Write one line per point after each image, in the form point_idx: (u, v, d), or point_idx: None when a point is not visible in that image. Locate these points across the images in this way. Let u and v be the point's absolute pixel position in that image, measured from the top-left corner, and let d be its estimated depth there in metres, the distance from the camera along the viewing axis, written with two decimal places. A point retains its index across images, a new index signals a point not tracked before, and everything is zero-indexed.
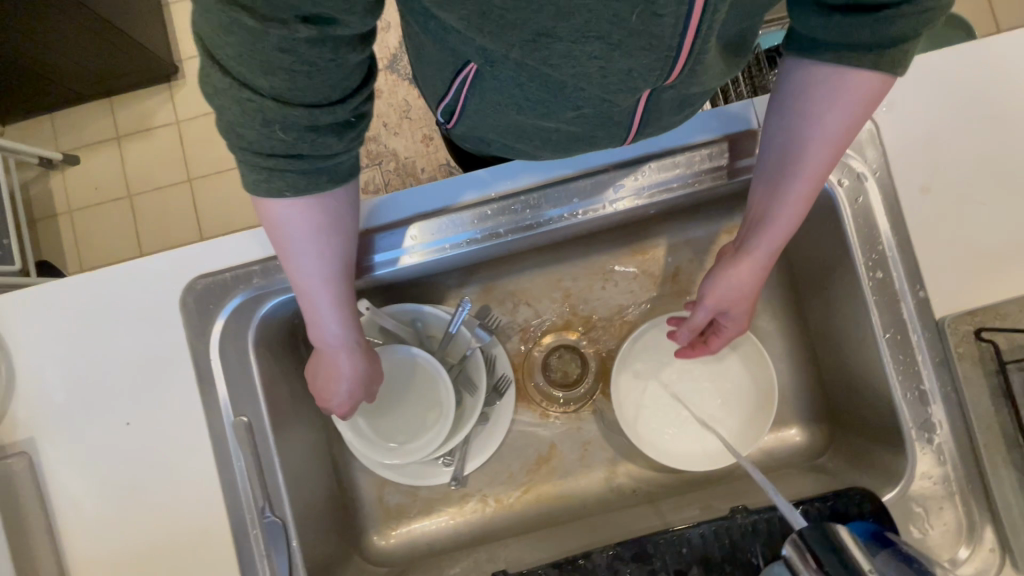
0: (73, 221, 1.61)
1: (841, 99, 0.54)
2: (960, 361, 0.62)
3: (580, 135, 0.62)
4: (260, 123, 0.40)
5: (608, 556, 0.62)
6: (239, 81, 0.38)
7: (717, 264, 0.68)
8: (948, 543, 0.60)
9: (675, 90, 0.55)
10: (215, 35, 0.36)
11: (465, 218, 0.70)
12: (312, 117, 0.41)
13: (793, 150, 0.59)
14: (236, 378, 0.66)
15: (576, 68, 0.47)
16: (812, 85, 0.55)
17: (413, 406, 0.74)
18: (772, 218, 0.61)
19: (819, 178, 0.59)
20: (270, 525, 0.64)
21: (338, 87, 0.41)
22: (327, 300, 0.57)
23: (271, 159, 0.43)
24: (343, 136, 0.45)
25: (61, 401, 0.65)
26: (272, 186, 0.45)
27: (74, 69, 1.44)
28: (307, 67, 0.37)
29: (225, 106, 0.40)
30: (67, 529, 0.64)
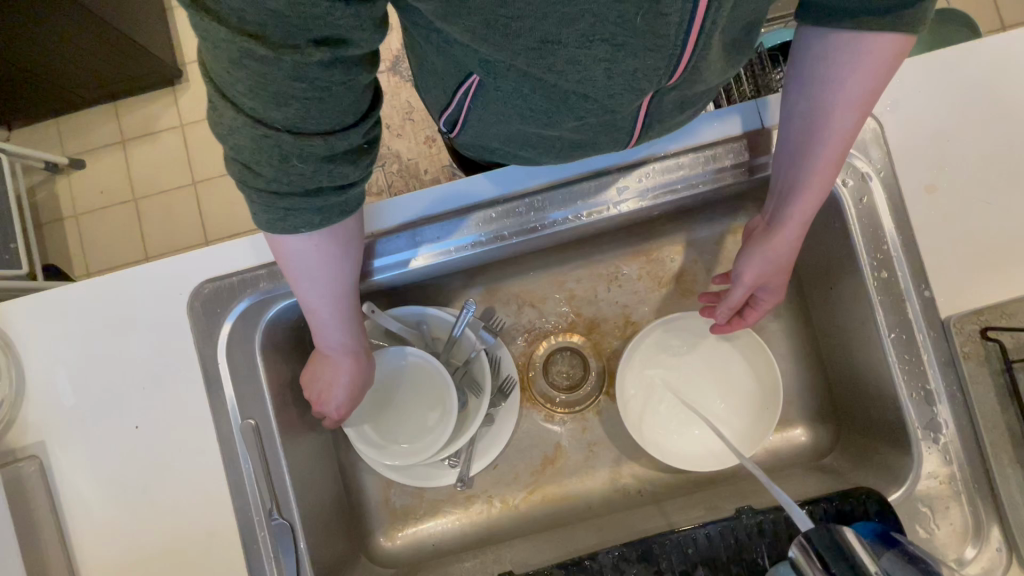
0: (79, 225, 1.62)
1: (860, 64, 0.54)
2: (966, 361, 0.62)
3: (584, 141, 0.62)
4: (277, 157, 0.41)
5: (614, 557, 0.62)
6: (252, 118, 0.39)
7: (750, 241, 0.68)
8: (955, 542, 0.60)
9: (674, 92, 0.55)
10: (227, 74, 0.36)
11: (470, 220, 0.70)
12: (328, 146, 0.42)
13: (815, 120, 0.59)
14: (243, 382, 0.66)
15: (583, 75, 0.47)
16: (829, 52, 0.55)
17: (420, 409, 0.74)
18: (802, 191, 0.62)
19: (846, 143, 0.59)
20: (279, 527, 0.64)
21: (349, 111, 0.41)
22: (332, 312, 0.58)
23: (288, 195, 0.44)
24: (358, 163, 0.45)
25: (71, 405, 0.66)
26: (287, 221, 0.46)
27: (80, 73, 1.45)
28: (320, 93, 0.38)
29: (240, 143, 0.41)
30: (78, 531, 0.65)
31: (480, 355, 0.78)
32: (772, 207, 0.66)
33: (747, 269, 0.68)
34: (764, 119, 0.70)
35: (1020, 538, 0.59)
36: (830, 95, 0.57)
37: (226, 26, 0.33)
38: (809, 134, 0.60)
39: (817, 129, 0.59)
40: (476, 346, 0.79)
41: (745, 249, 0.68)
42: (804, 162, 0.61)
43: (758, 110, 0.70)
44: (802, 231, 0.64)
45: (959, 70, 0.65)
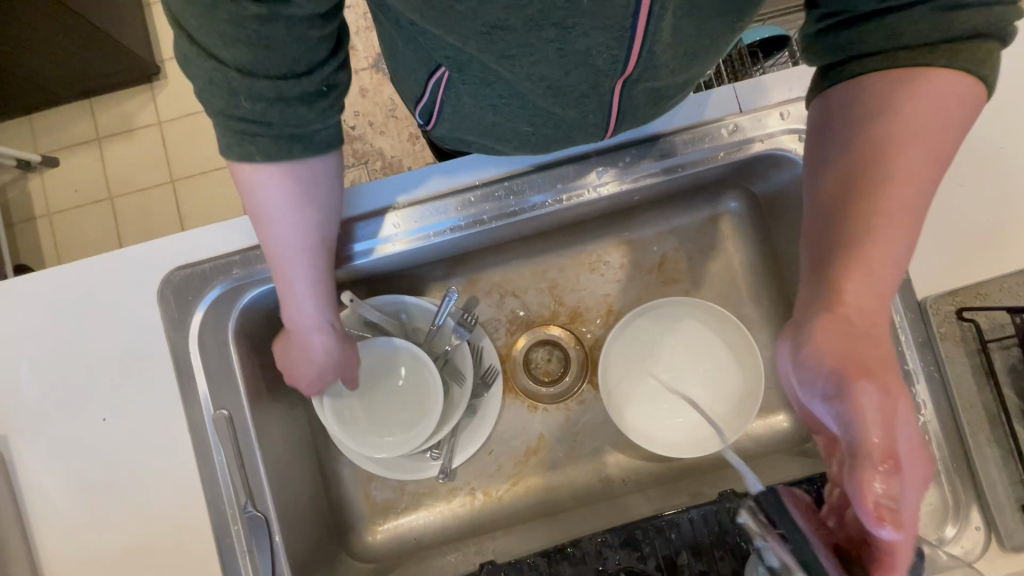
0: (53, 224, 1.58)
1: (917, 97, 0.45)
2: (943, 341, 0.63)
3: (556, 133, 0.63)
4: (227, 94, 0.42)
5: (597, 543, 0.61)
6: (203, 50, 0.40)
7: (839, 315, 0.44)
8: (934, 522, 0.61)
9: (638, 86, 0.55)
10: (180, 7, 0.38)
11: (448, 205, 0.70)
12: (278, 88, 0.43)
13: (866, 164, 0.46)
14: (216, 371, 0.64)
15: (535, 58, 0.48)
16: (882, 87, 0.46)
17: (402, 400, 0.72)
18: (875, 242, 0.44)
19: (904, 195, 0.44)
20: (252, 520, 0.62)
21: (302, 60, 0.42)
22: (304, 279, 0.56)
23: (239, 125, 0.45)
24: (314, 106, 0.46)
25: (34, 397, 0.64)
26: (240, 151, 0.46)
27: (54, 70, 1.42)
28: (263, 42, 0.39)
29: (196, 74, 0.42)
30: (41, 529, 0.62)
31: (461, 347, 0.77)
32: (813, 288, 0.47)
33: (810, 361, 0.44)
34: (744, 104, 0.70)
35: (998, 516, 0.60)
36: (886, 132, 0.45)
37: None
38: (855, 183, 0.46)
39: (873, 171, 0.45)
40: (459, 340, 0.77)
41: (812, 343, 0.44)
42: (871, 214, 0.45)
43: (737, 96, 0.70)
44: (881, 306, 0.45)
45: None
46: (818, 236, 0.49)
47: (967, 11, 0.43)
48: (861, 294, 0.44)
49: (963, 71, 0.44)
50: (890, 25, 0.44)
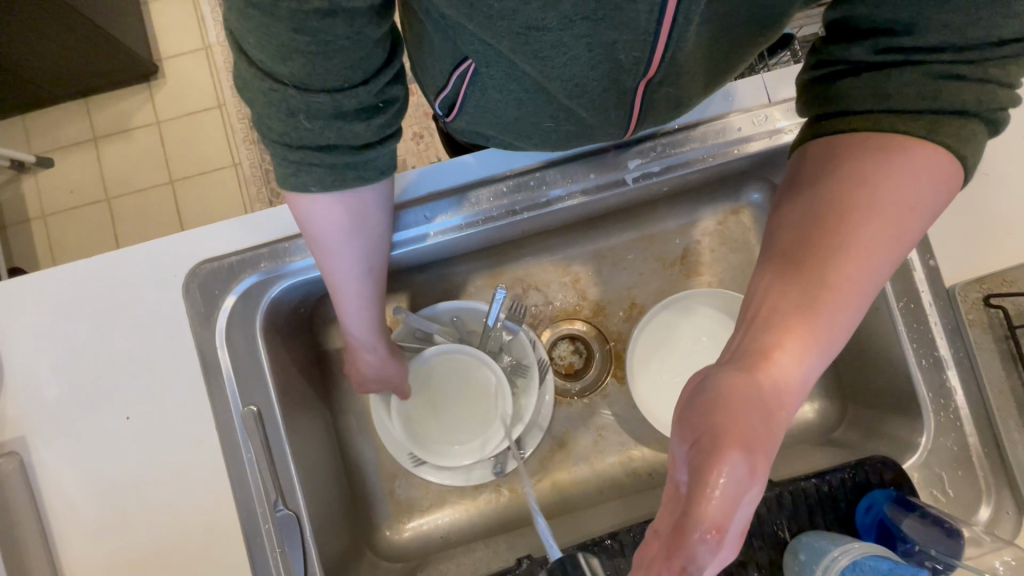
0: (48, 226, 1.55)
1: (898, 169, 0.41)
2: (971, 328, 0.63)
3: (580, 130, 0.61)
4: (284, 112, 0.40)
5: (635, 535, 0.60)
6: (262, 71, 0.38)
7: (758, 378, 0.38)
8: (970, 507, 0.61)
9: (662, 89, 0.55)
10: (238, 26, 0.36)
11: (491, 194, 0.69)
12: (335, 103, 0.40)
13: (829, 224, 0.42)
14: (244, 366, 0.63)
15: (567, 57, 0.47)
16: (861, 149, 0.42)
17: (477, 404, 0.73)
18: (823, 312, 0.40)
19: (850, 276, 0.41)
20: (284, 519, 0.61)
21: (359, 68, 0.39)
22: (357, 297, 0.58)
23: (298, 151, 0.43)
24: (370, 122, 0.43)
25: (53, 397, 0.62)
26: (298, 178, 0.45)
27: (49, 69, 1.39)
28: (323, 49, 0.36)
29: (254, 98, 0.40)
30: (62, 533, 0.60)
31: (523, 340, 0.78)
32: (743, 335, 0.42)
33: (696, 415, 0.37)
34: (770, 95, 0.70)
35: None
36: (860, 195, 0.41)
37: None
38: (812, 242, 0.42)
39: (832, 230, 0.41)
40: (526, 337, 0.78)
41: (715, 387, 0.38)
42: (818, 277, 0.41)
43: (765, 87, 0.70)
44: (798, 393, 0.40)
45: None
46: (760, 288, 0.43)
47: (959, 81, 0.41)
48: (799, 366, 0.40)
49: (945, 148, 0.42)
50: (877, 80, 0.42)
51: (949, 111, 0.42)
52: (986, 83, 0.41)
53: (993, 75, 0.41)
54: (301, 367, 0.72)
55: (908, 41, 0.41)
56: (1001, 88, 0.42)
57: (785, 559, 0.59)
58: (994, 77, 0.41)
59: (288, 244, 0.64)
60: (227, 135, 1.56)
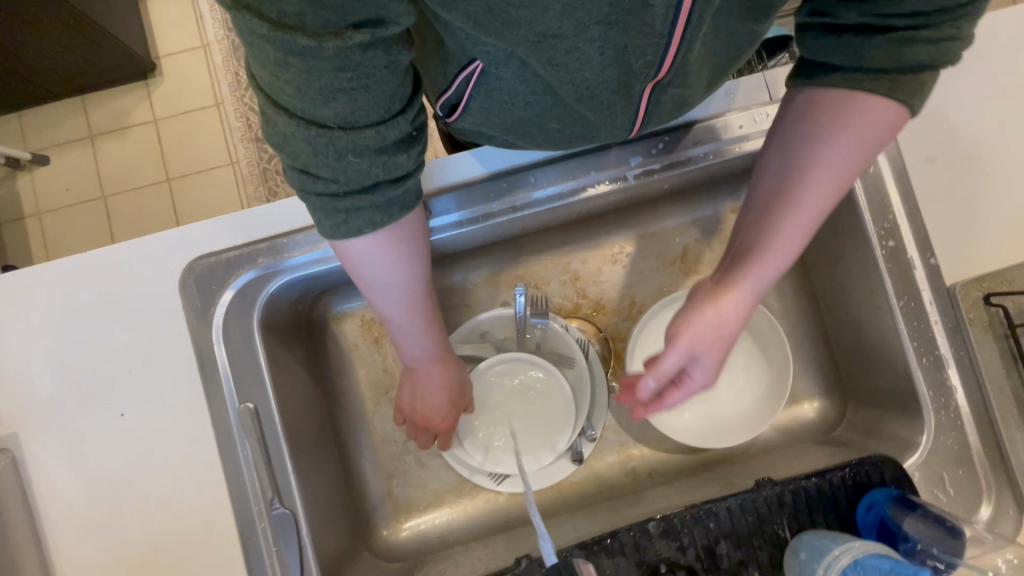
0: (43, 224, 1.54)
1: (842, 130, 0.46)
2: (972, 326, 0.63)
3: (585, 131, 0.61)
4: (332, 156, 0.39)
5: (634, 534, 0.60)
6: (305, 120, 0.37)
7: (719, 300, 0.51)
8: (970, 507, 0.61)
9: (667, 92, 0.55)
10: (276, 76, 0.34)
11: (503, 186, 0.69)
12: (380, 137, 0.39)
13: (778, 184, 0.50)
14: (241, 362, 0.62)
15: (581, 62, 0.46)
16: (824, 110, 0.47)
17: (532, 404, 0.74)
18: (767, 253, 0.50)
19: (808, 215, 0.49)
20: (280, 517, 0.60)
21: (397, 96, 0.38)
22: (418, 323, 0.56)
23: (346, 198, 0.42)
24: (410, 152, 0.42)
25: (47, 393, 0.61)
26: (349, 225, 0.43)
27: (46, 65, 1.38)
28: (364, 80, 0.35)
29: (297, 149, 0.38)
30: (55, 531, 0.59)
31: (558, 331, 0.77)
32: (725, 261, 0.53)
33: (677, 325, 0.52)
34: (772, 94, 0.70)
35: None
36: (809, 157, 0.48)
37: (266, 20, 0.31)
38: (780, 192, 0.50)
39: (792, 182, 0.49)
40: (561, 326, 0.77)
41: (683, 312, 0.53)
42: (765, 227, 0.50)
43: (766, 85, 0.70)
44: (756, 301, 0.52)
45: None
46: (742, 224, 0.53)
47: (926, 41, 0.41)
48: (755, 288, 0.51)
49: (901, 105, 0.44)
50: (843, 44, 0.44)
51: (913, 68, 0.43)
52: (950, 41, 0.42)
53: (953, 32, 0.41)
54: (299, 365, 0.71)
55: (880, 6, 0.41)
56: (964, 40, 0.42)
57: (785, 558, 0.58)
58: (958, 32, 0.41)
59: (287, 240, 0.63)
60: (225, 133, 1.56)
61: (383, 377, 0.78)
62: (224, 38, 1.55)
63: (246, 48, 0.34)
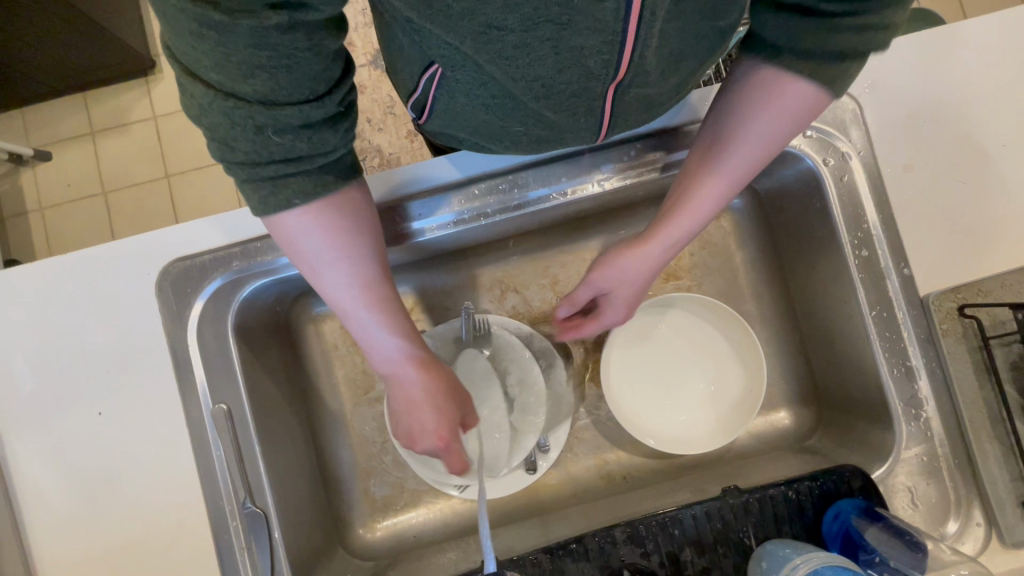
0: (45, 220, 1.56)
1: (765, 109, 0.51)
2: (945, 338, 0.63)
3: (548, 134, 0.60)
4: (252, 130, 0.39)
5: (599, 539, 0.60)
6: (224, 92, 0.37)
7: (633, 255, 0.61)
8: (937, 518, 0.61)
9: (629, 93, 0.54)
10: (193, 50, 0.35)
11: (476, 191, 0.70)
12: (302, 115, 0.40)
13: (704, 154, 0.56)
14: (215, 363, 0.63)
15: (532, 57, 0.46)
16: (752, 90, 0.51)
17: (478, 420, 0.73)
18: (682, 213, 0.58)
19: (718, 188, 0.56)
20: (252, 516, 0.62)
21: (322, 79, 0.39)
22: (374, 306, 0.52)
23: (269, 168, 0.42)
24: (337, 129, 0.43)
25: (28, 391, 0.62)
26: (279, 199, 0.44)
27: (47, 63, 1.40)
28: (284, 62, 0.36)
29: (216, 122, 0.39)
30: (34, 525, 0.61)
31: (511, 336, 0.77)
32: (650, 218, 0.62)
33: (597, 268, 0.64)
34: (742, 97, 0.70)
35: (999, 511, 0.60)
36: (728, 133, 0.54)
37: None
38: (701, 162, 0.56)
39: (712, 155, 0.55)
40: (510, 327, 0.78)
41: (609, 257, 0.63)
42: (685, 189, 0.58)
43: None
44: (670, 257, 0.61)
45: (936, 48, 0.66)
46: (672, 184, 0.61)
47: (848, 28, 0.44)
48: (663, 247, 0.60)
49: (825, 87, 0.48)
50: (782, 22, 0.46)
51: (835, 56, 0.46)
52: (876, 27, 0.44)
53: (876, 20, 0.44)
54: (275, 367, 0.72)
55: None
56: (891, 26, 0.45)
57: (748, 565, 0.59)
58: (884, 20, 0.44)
59: (259, 244, 0.63)
60: None
61: (361, 377, 0.79)
62: None
63: (162, 19, 0.35)
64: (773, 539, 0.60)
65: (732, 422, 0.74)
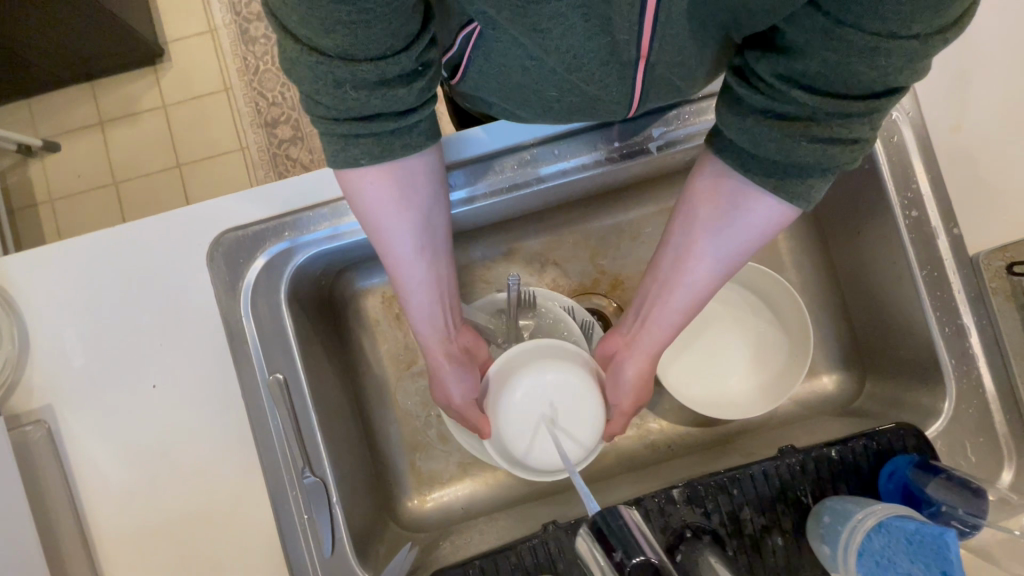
0: (55, 212, 1.53)
1: (738, 228, 0.52)
2: (994, 296, 0.63)
3: (582, 103, 0.57)
4: (331, 85, 0.39)
5: (659, 500, 0.61)
6: (308, 47, 0.37)
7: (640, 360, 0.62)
8: (991, 471, 0.61)
9: (660, 69, 0.53)
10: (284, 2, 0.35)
11: (507, 163, 0.67)
12: (379, 71, 0.38)
13: (673, 266, 0.57)
14: (269, 335, 0.63)
15: (564, 27, 0.45)
16: (721, 205, 0.52)
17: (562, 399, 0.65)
18: (656, 321, 0.59)
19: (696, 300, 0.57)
20: (311, 485, 0.61)
21: (400, 35, 0.37)
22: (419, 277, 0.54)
23: (344, 124, 0.42)
24: (414, 87, 0.41)
25: (80, 366, 0.62)
26: (346, 155, 0.44)
27: (57, 54, 1.36)
28: (365, 15, 0.34)
29: (302, 77, 0.39)
30: (90, 502, 0.61)
31: (556, 308, 0.76)
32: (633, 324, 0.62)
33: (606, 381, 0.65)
34: None
35: None
36: (693, 247, 0.54)
37: None
38: (671, 273, 0.57)
39: (680, 268, 0.56)
40: (556, 300, 0.77)
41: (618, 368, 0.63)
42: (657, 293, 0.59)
43: None
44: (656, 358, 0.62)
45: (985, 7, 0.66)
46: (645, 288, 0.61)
47: (813, 135, 0.44)
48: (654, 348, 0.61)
49: (789, 204, 0.48)
50: (755, 125, 0.46)
51: (802, 171, 0.46)
52: (843, 143, 0.44)
53: (840, 134, 0.43)
54: (323, 340, 0.72)
55: (789, 75, 0.43)
56: (860, 148, 0.44)
57: (809, 524, 0.60)
58: (848, 131, 0.43)
59: (311, 214, 0.63)
60: (235, 119, 1.52)
61: (404, 352, 0.79)
62: (233, 21, 1.52)
63: None
64: (832, 496, 0.60)
65: (775, 387, 0.75)
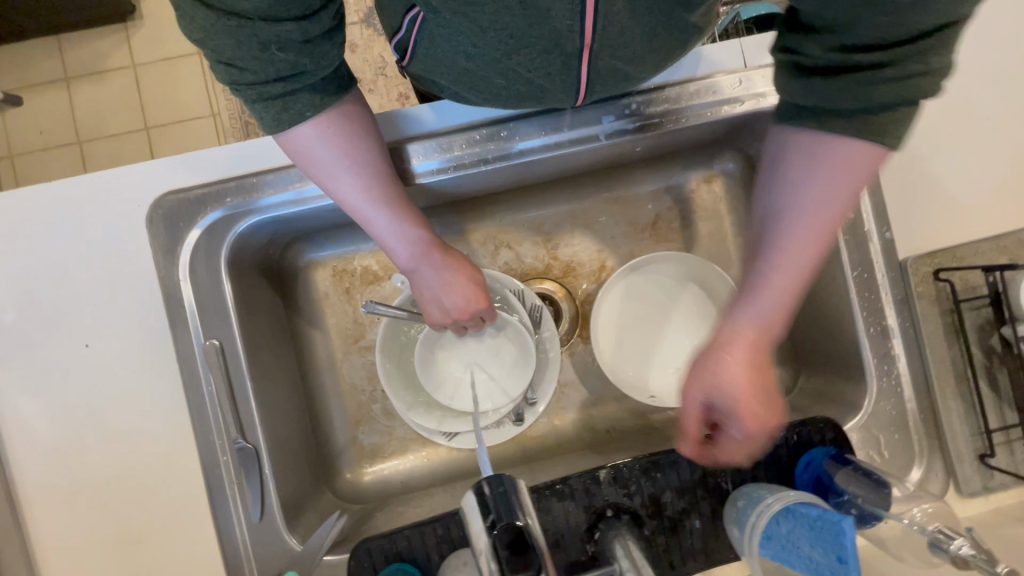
0: (16, 168, 1.49)
1: (827, 172, 0.45)
2: (920, 300, 0.65)
3: (528, 91, 0.57)
4: (257, 49, 0.40)
5: (585, 480, 0.62)
6: (224, 11, 0.38)
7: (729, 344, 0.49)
8: (900, 465, 0.65)
9: (605, 58, 0.52)
10: None
11: (454, 142, 0.67)
12: (303, 30, 0.40)
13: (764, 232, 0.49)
14: (207, 299, 0.63)
15: (498, 7, 0.45)
16: (802, 159, 0.46)
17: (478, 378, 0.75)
18: (752, 297, 0.49)
19: (797, 259, 0.47)
20: (242, 451, 0.62)
21: None
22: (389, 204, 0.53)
23: (277, 85, 0.43)
24: (336, 40, 0.44)
25: (10, 321, 0.61)
26: (288, 113, 0.45)
27: (20, 4, 1.30)
28: None
29: (223, 44, 0.39)
30: (16, 457, 0.60)
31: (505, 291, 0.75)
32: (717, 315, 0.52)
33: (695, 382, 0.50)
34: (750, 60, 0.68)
35: (957, 463, 0.64)
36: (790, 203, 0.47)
37: None
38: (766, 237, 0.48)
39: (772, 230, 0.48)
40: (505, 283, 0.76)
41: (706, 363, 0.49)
42: (761, 266, 0.48)
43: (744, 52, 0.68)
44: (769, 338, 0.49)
45: None
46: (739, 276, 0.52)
47: (890, 78, 0.40)
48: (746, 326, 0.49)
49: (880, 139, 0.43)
50: (822, 87, 0.42)
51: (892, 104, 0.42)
52: (922, 75, 0.40)
53: (919, 67, 0.40)
54: (266, 309, 0.72)
55: (843, 42, 0.40)
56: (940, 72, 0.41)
57: (725, 508, 0.62)
58: (927, 65, 0.40)
59: (255, 180, 0.63)
60: (207, 83, 1.48)
61: (352, 326, 0.79)
62: None
63: None
64: (750, 483, 0.63)
65: None
